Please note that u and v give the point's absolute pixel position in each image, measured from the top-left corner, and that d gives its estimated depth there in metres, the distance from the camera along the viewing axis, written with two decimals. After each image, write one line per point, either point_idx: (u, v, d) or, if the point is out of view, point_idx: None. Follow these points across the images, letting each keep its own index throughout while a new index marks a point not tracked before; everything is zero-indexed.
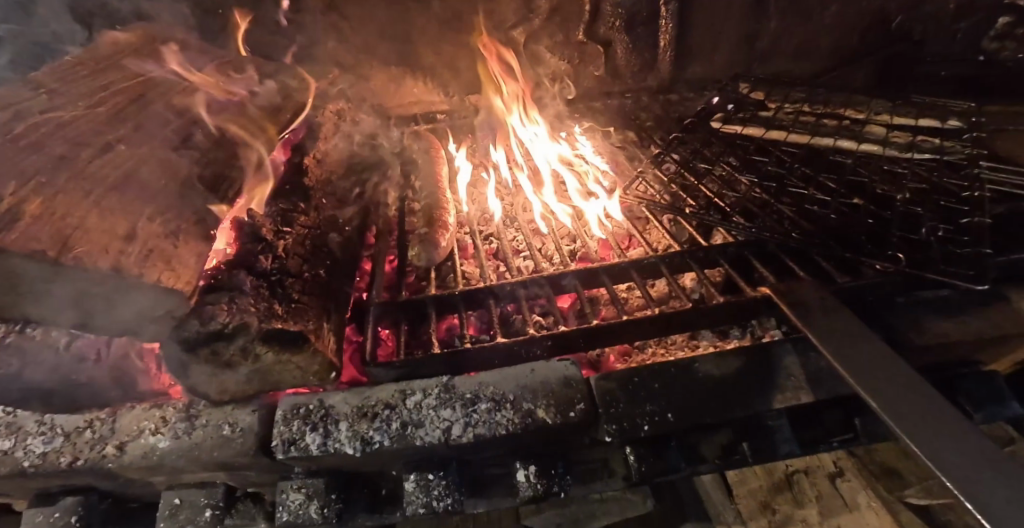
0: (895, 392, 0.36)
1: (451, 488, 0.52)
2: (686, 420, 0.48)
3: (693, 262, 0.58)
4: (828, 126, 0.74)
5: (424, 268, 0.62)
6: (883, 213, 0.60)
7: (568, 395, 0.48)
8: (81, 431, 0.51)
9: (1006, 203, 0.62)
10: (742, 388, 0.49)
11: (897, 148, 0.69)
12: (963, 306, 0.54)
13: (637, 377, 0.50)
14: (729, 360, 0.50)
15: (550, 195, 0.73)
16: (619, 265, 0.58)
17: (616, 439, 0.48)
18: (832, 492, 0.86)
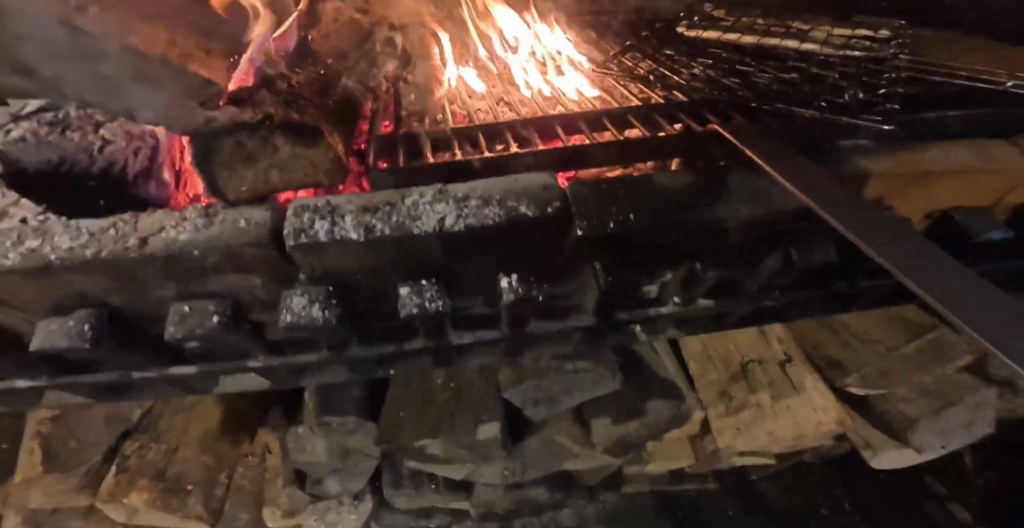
0: (864, 223, 0.41)
1: (442, 292, 0.58)
2: (646, 219, 0.56)
3: (655, 113, 0.67)
4: (777, 32, 0.86)
5: (418, 114, 0.72)
6: (814, 85, 0.68)
7: (546, 197, 0.56)
8: (105, 231, 0.56)
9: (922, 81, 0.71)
10: (692, 197, 0.58)
11: (834, 45, 0.80)
12: (878, 148, 0.63)
13: (605, 187, 0.58)
14: (681, 176, 0.59)
15: (531, 80, 0.83)
16: (593, 112, 0.66)
17: (586, 235, 0.56)
18: (782, 379, 1.02)
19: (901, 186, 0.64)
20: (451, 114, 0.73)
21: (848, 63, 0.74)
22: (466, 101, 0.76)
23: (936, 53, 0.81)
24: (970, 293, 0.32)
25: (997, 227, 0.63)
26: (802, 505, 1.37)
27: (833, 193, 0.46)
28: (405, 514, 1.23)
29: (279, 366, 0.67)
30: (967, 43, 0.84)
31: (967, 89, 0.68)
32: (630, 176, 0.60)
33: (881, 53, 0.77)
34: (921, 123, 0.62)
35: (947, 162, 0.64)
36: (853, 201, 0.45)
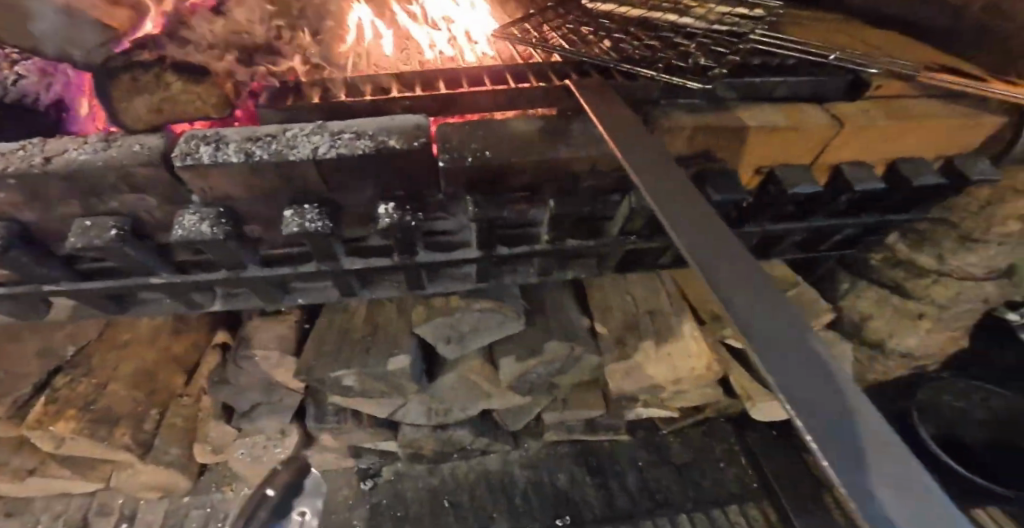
0: (669, 200, 0.49)
1: (322, 215, 0.65)
2: (500, 156, 0.66)
3: (527, 72, 0.78)
4: (663, 8, 0.96)
5: (326, 54, 0.80)
6: (667, 53, 0.80)
7: (415, 134, 0.64)
8: (14, 151, 0.62)
9: (761, 55, 0.83)
10: (541, 138, 0.69)
11: (706, 22, 0.91)
12: (703, 105, 0.75)
13: (466, 128, 0.68)
14: (532, 121, 0.70)
15: (438, 39, 0.92)
16: (471, 67, 0.76)
17: (448, 166, 0.65)
18: (668, 328, 1.15)
19: (736, 144, 0.75)
20: (350, 61, 0.81)
21: (707, 35, 0.87)
22: (374, 50, 0.86)
23: (793, 31, 0.94)
24: (729, 261, 0.43)
25: (812, 185, 0.76)
26: (704, 455, 1.51)
27: (647, 156, 0.55)
28: (335, 453, 1.32)
29: (180, 282, 0.75)
30: (825, 26, 0.98)
31: (795, 60, 0.81)
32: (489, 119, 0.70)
33: (742, 28, 0.90)
34: (737, 87, 0.77)
35: (783, 121, 0.73)
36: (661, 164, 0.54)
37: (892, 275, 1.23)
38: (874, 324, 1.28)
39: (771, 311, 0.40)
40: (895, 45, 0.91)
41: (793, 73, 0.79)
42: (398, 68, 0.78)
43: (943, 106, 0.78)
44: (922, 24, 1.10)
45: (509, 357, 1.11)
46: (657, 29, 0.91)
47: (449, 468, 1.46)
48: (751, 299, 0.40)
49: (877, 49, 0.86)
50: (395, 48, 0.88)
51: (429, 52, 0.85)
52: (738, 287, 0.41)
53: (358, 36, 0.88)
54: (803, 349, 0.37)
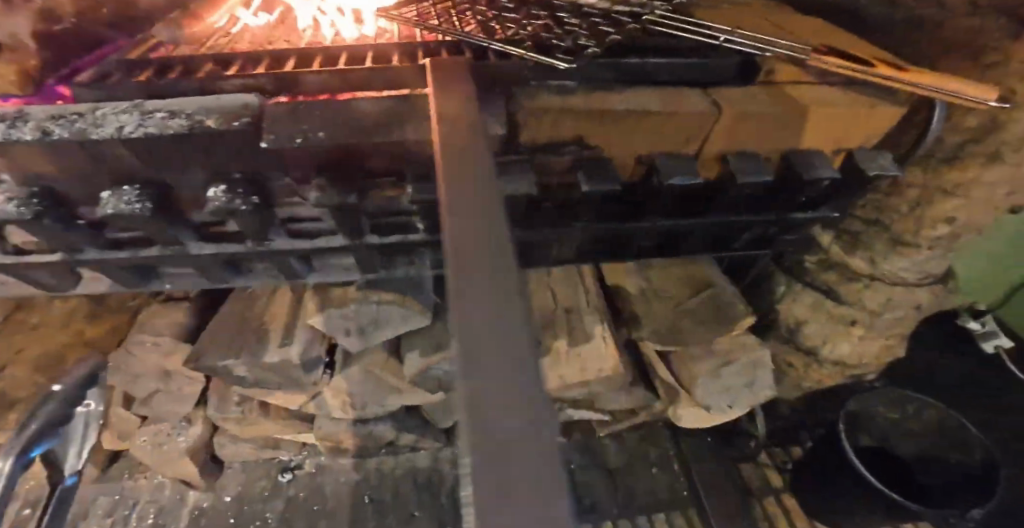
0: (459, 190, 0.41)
1: (144, 197, 0.62)
2: (334, 139, 0.59)
3: (399, 50, 0.74)
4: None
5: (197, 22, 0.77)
6: (552, 33, 0.78)
7: (236, 113, 0.59)
8: None
9: (653, 40, 0.78)
10: (388, 118, 0.61)
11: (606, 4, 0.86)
12: (573, 91, 0.71)
13: (302, 106, 0.61)
14: (381, 100, 0.63)
15: (320, 15, 0.83)
16: (332, 50, 0.72)
17: (272, 148, 0.58)
18: (584, 327, 1.11)
19: (608, 129, 0.72)
20: (205, 35, 0.73)
21: (605, 17, 0.85)
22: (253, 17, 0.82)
23: (704, 14, 0.89)
24: (481, 248, 0.34)
25: (689, 174, 0.73)
26: (639, 459, 1.47)
27: (457, 137, 0.48)
28: (251, 444, 1.30)
29: (14, 263, 0.73)
30: (743, 12, 0.94)
31: (687, 38, 0.78)
32: (338, 99, 0.63)
33: (647, 9, 0.85)
34: (616, 67, 0.73)
35: (657, 104, 0.70)
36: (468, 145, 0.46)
37: (825, 278, 1.18)
38: (809, 329, 1.23)
39: (499, 302, 0.30)
40: (810, 28, 0.86)
41: (680, 54, 0.75)
42: (266, 37, 0.75)
43: (834, 91, 0.74)
44: (858, 14, 1.04)
45: (414, 351, 1.06)
46: (552, 10, 0.87)
47: (374, 463, 1.42)
48: (481, 286, 0.31)
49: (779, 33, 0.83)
50: (267, 23, 0.80)
51: (301, 27, 0.77)
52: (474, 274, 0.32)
53: (244, 5, 0.85)
54: (508, 347, 0.27)
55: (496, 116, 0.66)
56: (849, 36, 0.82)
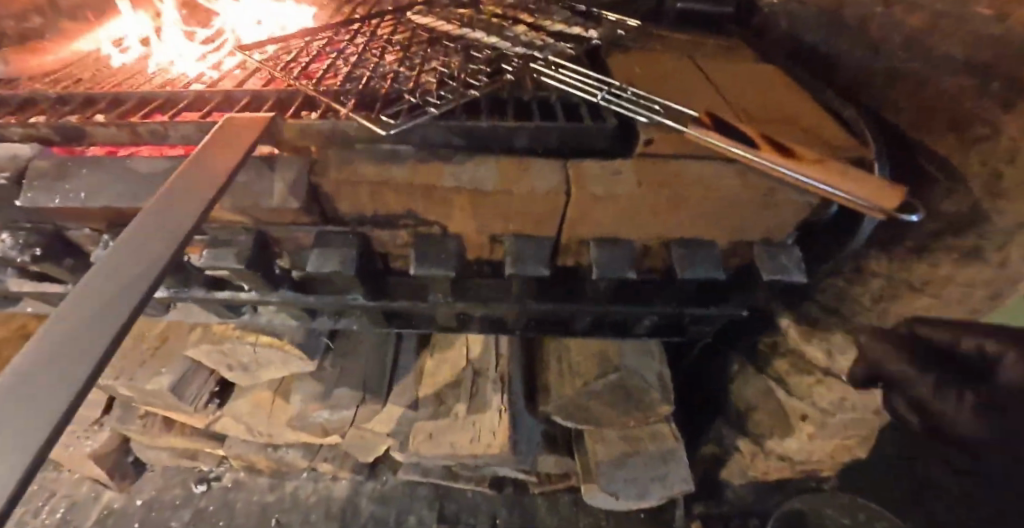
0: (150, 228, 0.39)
1: None
2: (96, 200, 0.55)
3: (229, 100, 0.66)
4: (472, 36, 0.81)
5: (62, 56, 0.77)
6: (411, 82, 0.69)
7: (2, 166, 0.56)
8: None
9: (528, 103, 0.67)
10: (160, 182, 0.56)
11: (502, 51, 0.76)
12: (403, 157, 0.59)
13: (70, 162, 0.57)
14: (158, 161, 0.57)
15: (177, 54, 0.80)
16: (152, 93, 0.66)
17: (29, 205, 0.56)
18: (485, 395, 1.01)
19: (446, 205, 0.62)
20: (35, 76, 0.72)
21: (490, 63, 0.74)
22: (128, 51, 0.81)
23: (619, 64, 0.74)
24: (130, 276, 0.35)
25: (537, 265, 0.64)
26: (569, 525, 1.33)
27: (197, 175, 0.46)
28: (168, 452, 1.29)
29: None
30: (674, 54, 0.79)
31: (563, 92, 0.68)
32: (117, 158, 0.58)
33: (541, 53, 0.74)
34: (465, 131, 0.59)
35: (491, 182, 0.59)
36: (199, 186, 0.44)
37: (777, 365, 1.01)
38: (757, 415, 1.06)
39: (97, 327, 0.30)
40: (736, 90, 0.72)
41: (546, 114, 0.64)
42: (105, 76, 0.74)
43: (732, 173, 0.60)
44: (837, 62, 0.87)
45: (299, 394, 1.00)
46: (442, 55, 0.78)
47: (292, 486, 1.37)
48: (89, 313, 0.31)
49: (689, 92, 0.69)
50: (118, 63, 0.78)
51: (142, 69, 0.74)
52: (105, 286, 0.33)
53: (113, 40, 0.84)
54: (65, 370, 0.27)
55: (294, 190, 0.57)
56: (774, 106, 0.68)
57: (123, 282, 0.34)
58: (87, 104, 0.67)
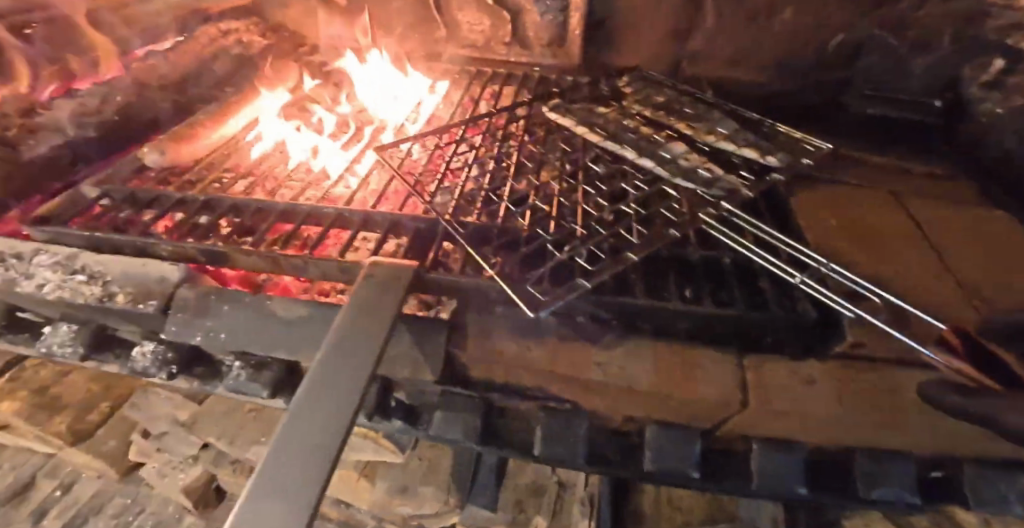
0: (351, 340, 0.48)
1: (74, 339, 0.62)
2: (235, 343, 0.55)
3: (372, 224, 0.65)
4: (632, 140, 0.77)
5: (214, 141, 0.79)
6: (553, 222, 0.63)
7: (151, 290, 0.56)
8: None
9: (684, 274, 0.63)
10: (300, 333, 0.55)
11: (670, 172, 0.70)
12: (543, 334, 0.58)
13: (214, 296, 0.56)
14: (297, 305, 0.56)
15: (322, 148, 0.82)
16: (299, 209, 0.65)
17: (174, 336, 0.55)
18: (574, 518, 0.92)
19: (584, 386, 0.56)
20: (193, 168, 0.74)
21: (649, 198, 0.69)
22: (273, 143, 0.83)
23: (808, 224, 0.67)
24: (343, 384, 0.43)
25: (684, 466, 0.53)
26: None
27: (381, 284, 0.54)
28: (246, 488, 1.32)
29: None
30: (858, 207, 0.72)
31: (739, 256, 0.65)
32: (259, 296, 0.57)
33: (709, 191, 0.67)
34: (618, 307, 0.59)
35: (644, 380, 0.55)
36: (383, 297, 0.53)
37: None
38: None
39: (328, 431, 0.38)
40: (924, 267, 0.62)
41: (720, 288, 0.62)
42: (254, 169, 0.75)
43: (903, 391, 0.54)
44: None
45: (384, 481, 0.97)
46: (591, 173, 0.74)
47: None
48: (320, 414, 0.39)
49: (884, 264, 0.62)
50: (265, 154, 0.80)
51: (289, 167, 0.76)
52: (329, 392, 0.42)
53: (269, 125, 0.88)
54: (311, 465, 0.35)
55: (429, 353, 0.56)
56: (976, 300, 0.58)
57: (340, 387, 0.43)
58: (236, 212, 0.66)
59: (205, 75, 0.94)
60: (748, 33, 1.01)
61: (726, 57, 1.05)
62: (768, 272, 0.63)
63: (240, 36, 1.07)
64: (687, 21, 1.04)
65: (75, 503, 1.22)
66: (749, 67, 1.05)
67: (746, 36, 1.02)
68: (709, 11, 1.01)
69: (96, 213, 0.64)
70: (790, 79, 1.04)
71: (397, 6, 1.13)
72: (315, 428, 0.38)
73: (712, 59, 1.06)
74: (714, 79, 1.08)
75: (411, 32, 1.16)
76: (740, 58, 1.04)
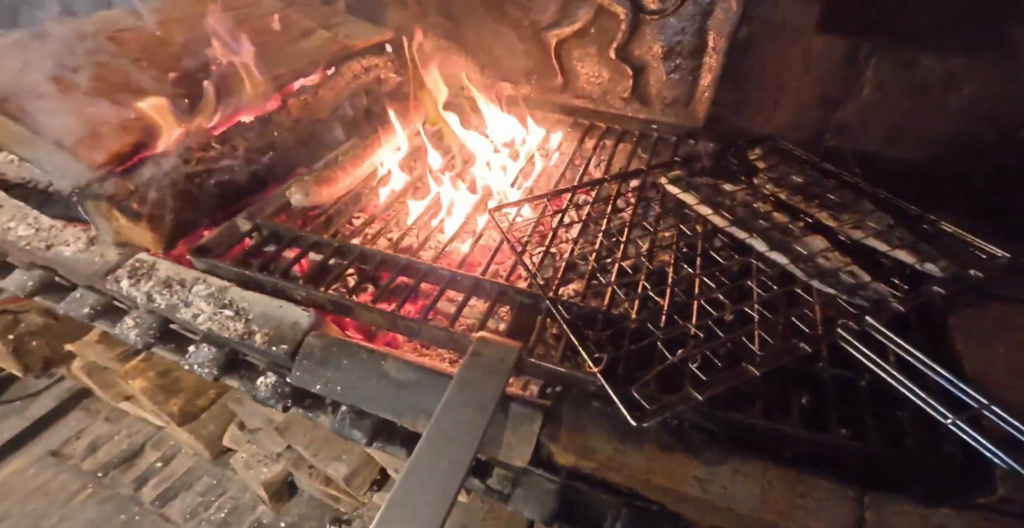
0: (463, 401, 0.51)
1: (211, 360, 0.68)
2: (347, 395, 0.58)
3: (485, 292, 0.66)
4: (764, 227, 0.74)
5: (350, 183, 0.84)
6: (664, 315, 0.60)
7: (285, 334, 0.61)
8: (37, 220, 0.73)
9: (808, 397, 0.57)
10: (409, 396, 0.57)
11: (806, 271, 0.65)
12: (642, 438, 0.55)
13: (335, 347, 0.60)
14: (408, 370, 0.58)
15: (444, 199, 0.88)
16: (419, 266, 0.69)
17: (296, 380, 0.60)
18: None
19: (681, 502, 0.52)
20: (329, 212, 0.81)
21: (775, 299, 0.65)
22: (400, 193, 0.89)
23: (979, 360, 0.58)
24: (453, 447, 0.45)
25: None
26: None
27: (493, 349, 0.57)
28: None
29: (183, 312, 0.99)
30: None
31: (877, 380, 0.59)
32: (374, 353, 0.60)
33: (851, 299, 0.60)
34: (728, 422, 0.54)
35: (750, 505, 0.49)
36: (493, 362, 0.55)
37: None
38: None
39: (435, 493, 0.41)
40: None
41: (852, 417, 0.55)
42: (384, 217, 0.84)
43: None
44: None
45: None
46: (712, 262, 0.72)
47: None
48: (429, 475, 0.42)
49: None
50: (394, 200, 0.87)
51: (412, 220, 0.82)
52: (439, 452, 0.45)
53: (401, 169, 0.95)
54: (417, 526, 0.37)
55: (523, 437, 0.56)
56: None
57: (449, 447, 0.45)
58: (365, 261, 0.71)
59: (343, 109, 1.01)
60: (911, 105, 0.93)
61: (880, 130, 0.99)
62: (915, 406, 0.55)
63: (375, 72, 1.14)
64: (837, 90, 0.97)
65: (171, 475, 1.34)
66: (906, 142, 0.98)
67: (905, 110, 0.94)
68: (867, 81, 0.94)
69: (249, 246, 0.72)
70: (947, 160, 0.96)
71: (519, 51, 1.13)
72: (423, 494, 0.41)
73: (863, 134, 1.01)
74: (862, 153, 1.02)
75: (530, 77, 1.17)
76: (894, 133, 0.98)
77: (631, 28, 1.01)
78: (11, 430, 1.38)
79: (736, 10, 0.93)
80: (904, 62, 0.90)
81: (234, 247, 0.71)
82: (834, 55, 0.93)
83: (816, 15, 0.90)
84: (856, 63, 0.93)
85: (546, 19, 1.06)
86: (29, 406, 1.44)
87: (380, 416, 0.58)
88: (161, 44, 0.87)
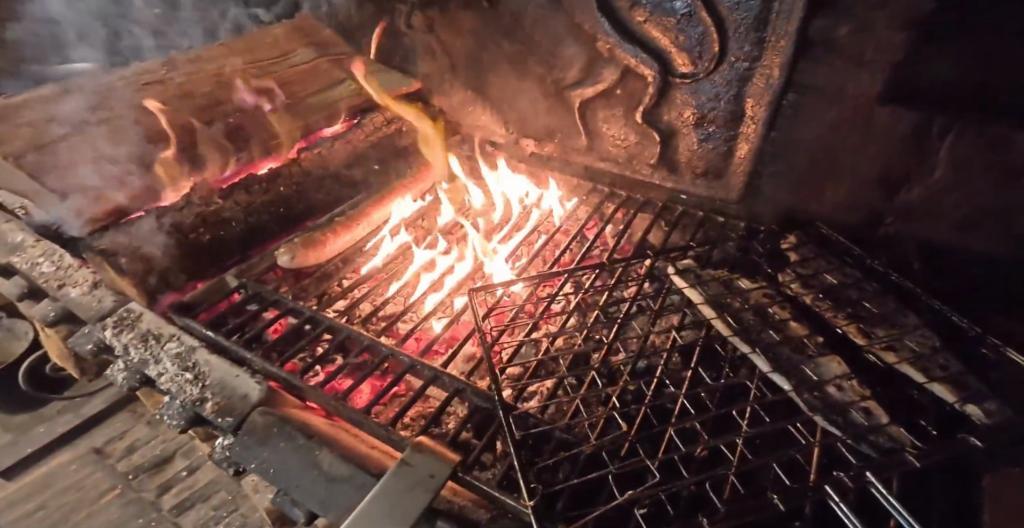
0: (381, 510, 0.45)
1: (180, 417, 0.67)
2: (276, 480, 0.55)
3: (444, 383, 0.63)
4: (771, 339, 0.64)
5: (344, 244, 0.85)
6: (625, 444, 0.51)
7: (234, 407, 0.60)
8: (58, 258, 0.79)
9: None
10: (335, 494, 0.53)
11: (811, 405, 0.54)
12: None
13: (276, 429, 0.58)
14: (338, 465, 0.54)
15: (435, 268, 0.87)
16: (381, 349, 0.67)
17: (236, 457, 0.58)
18: None
19: None
20: (318, 275, 0.83)
21: (766, 435, 0.57)
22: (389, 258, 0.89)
23: None
24: None
25: None
26: None
27: (428, 460, 0.52)
28: None
29: None
30: None
31: None
32: (312, 438, 0.57)
33: (860, 448, 0.48)
34: None
35: None
36: (424, 474, 0.50)
37: None
38: None
39: None
40: None
41: None
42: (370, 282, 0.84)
43: None
44: None
45: None
46: (695, 381, 0.65)
47: None
48: None
49: None
50: (385, 265, 0.87)
51: (395, 289, 0.81)
52: None
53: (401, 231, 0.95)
54: None
55: None
56: None
57: None
58: (334, 334, 0.70)
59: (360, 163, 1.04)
60: (999, 192, 0.75)
61: (952, 218, 0.82)
62: None
63: (401, 124, 1.16)
64: (902, 171, 0.82)
65: (192, 485, 1.30)
66: (988, 235, 0.80)
67: (988, 198, 0.77)
68: (943, 159, 0.77)
69: (234, 303, 0.74)
70: None
71: (545, 108, 1.10)
72: None
73: (931, 221, 0.85)
74: (929, 242, 0.87)
75: (555, 134, 1.12)
76: (972, 223, 0.81)
77: (659, 90, 0.93)
78: (64, 425, 1.43)
79: (777, 77, 0.81)
80: (989, 140, 0.72)
81: (218, 309, 0.74)
82: (899, 129, 0.79)
83: (878, 83, 0.76)
84: (928, 137, 0.77)
85: (571, 76, 1.02)
86: (85, 403, 1.50)
87: (307, 508, 0.54)
88: (194, 97, 0.93)
